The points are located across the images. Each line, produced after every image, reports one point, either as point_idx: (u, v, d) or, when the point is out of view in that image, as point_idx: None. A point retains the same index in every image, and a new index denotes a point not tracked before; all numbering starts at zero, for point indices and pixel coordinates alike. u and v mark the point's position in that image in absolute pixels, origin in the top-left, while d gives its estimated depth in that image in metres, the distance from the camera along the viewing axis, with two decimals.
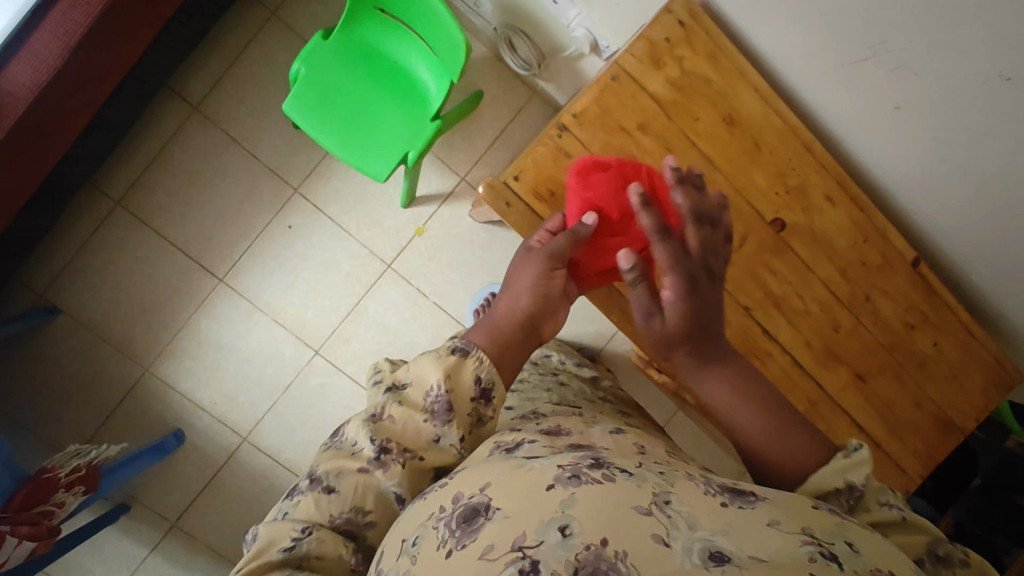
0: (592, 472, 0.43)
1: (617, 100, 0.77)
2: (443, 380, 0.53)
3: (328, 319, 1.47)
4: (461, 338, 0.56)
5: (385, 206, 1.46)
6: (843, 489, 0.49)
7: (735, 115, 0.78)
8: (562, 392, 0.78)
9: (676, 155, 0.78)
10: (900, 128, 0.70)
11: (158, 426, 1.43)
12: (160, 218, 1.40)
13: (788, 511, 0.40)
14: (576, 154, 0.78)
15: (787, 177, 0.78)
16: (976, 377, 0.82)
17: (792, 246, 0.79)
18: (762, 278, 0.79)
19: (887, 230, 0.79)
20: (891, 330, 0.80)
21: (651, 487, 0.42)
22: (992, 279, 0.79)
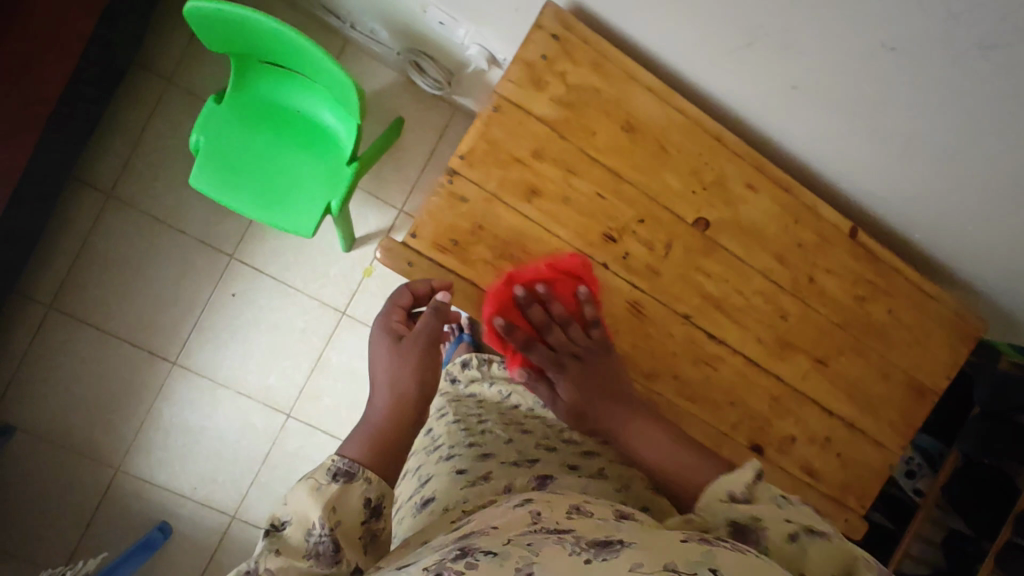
0: (454, 565, 0.46)
1: (504, 130, 0.73)
2: (325, 516, 0.55)
3: (293, 380, 1.43)
4: (344, 460, 0.59)
5: (327, 254, 1.41)
6: (729, 493, 0.53)
7: (634, 119, 0.74)
8: (517, 445, 0.88)
9: (580, 173, 0.74)
10: (802, 105, 0.66)
11: (140, 524, 1.38)
12: (97, 314, 1.34)
13: (651, 553, 0.43)
14: (472, 197, 0.75)
15: (701, 173, 0.74)
16: (938, 335, 0.78)
17: (720, 242, 0.75)
18: (696, 281, 0.75)
19: (818, 205, 0.74)
20: (843, 307, 0.76)
21: (515, 561, 0.44)
22: (932, 229, 0.76)
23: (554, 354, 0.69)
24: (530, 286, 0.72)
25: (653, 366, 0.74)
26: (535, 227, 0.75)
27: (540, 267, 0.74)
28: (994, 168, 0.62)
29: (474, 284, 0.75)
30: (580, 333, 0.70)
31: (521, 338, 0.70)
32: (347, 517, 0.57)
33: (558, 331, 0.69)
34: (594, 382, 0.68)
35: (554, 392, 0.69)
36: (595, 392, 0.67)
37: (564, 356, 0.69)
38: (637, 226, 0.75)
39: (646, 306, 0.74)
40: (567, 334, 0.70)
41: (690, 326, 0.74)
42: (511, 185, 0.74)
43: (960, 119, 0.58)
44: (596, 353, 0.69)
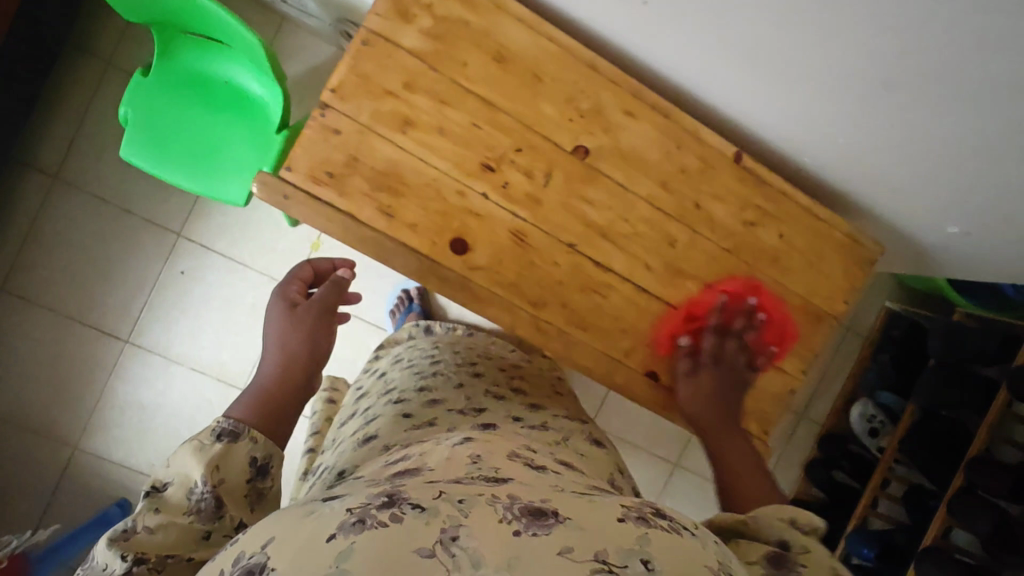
0: (380, 514, 0.43)
1: (375, 63, 0.73)
2: (206, 475, 0.59)
3: (246, 355, 1.45)
4: (228, 423, 0.63)
5: (272, 229, 1.43)
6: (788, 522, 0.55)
7: (505, 51, 0.75)
8: (463, 394, 0.94)
9: (453, 104, 0.75)
10: (662, 22, 0.70)
11: (99, 501, 1.41)
12: (48, 294, 1.36)
13: (585, 534, 0.43)
14: (346, 130, 0.74)
15: (577, 102, 0.75)
16: (833, 257, 0.79)
17: (602, 170, 0.76)
18: (580, 210, 0.76)
19: (699, 130, 0.75)
20: (731, 232, 0.77)
21: (440, 523, 0.43)
22: (815, 143, 0.79)
23: (716, 354, 0.77)
24: (761, 305, 0.78)
25: (536, 295, 0.75)
26: (411, 159, 0.75)
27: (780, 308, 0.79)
28: (853, 81, 0.66)
29: (347, 216, 0.73)
30: (743, 359, 0.78)
31: (716, 317, 0.78)
32: (230, 475, 0.61)
33: (731, 342, 0.77)
34: (714, 393, 0.75)
35: (683, 371, 0.77)
36: (717, 405, 0.74)
37: (720, 361, 0.77)
38: (514, 155, 0.75)
39: (530, 238, 0.75)
40: (733, 351, 0.77)
41: (577, 254, 0.76)
42: (386, 117, 0.74)
43: (795, 33, 0.63)
44: (740, 379, 0.77)
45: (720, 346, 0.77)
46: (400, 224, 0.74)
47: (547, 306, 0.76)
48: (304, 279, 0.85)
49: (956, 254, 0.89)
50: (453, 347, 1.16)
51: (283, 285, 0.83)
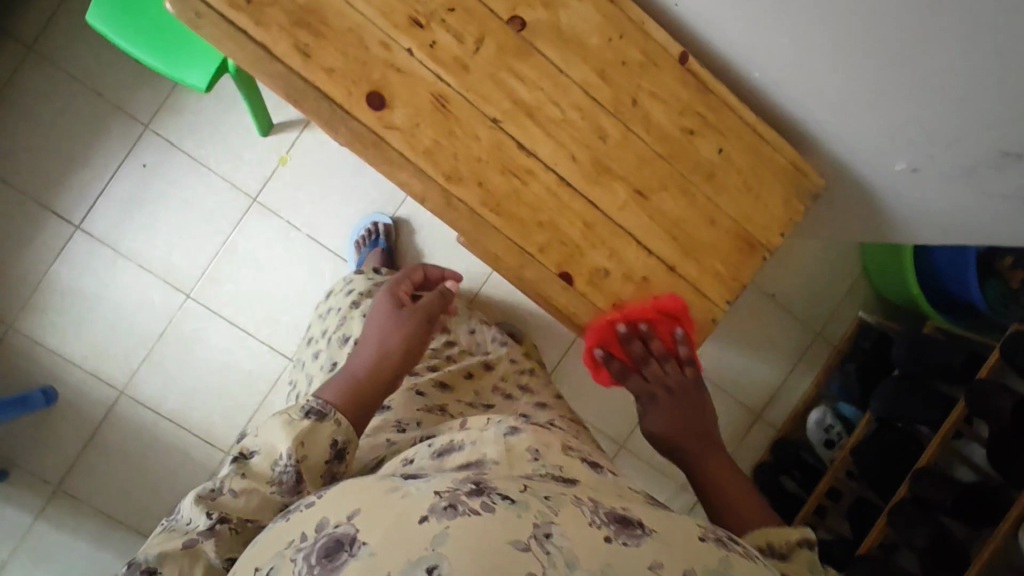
0: (471, 501, 0.49)
1: None
2: (293, 448, 0.62)
3: (197, 260, 1.43)
4: (317, 404, 0.67)
5: (242, 135, 1.41)
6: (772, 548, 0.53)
7: None
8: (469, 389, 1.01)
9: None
10: None
11: (24, 385, 1.38)
12: (4, 167, 1.35)
13: (670, 550, 0.48)
14: None
15: None
16: (773, 183, 0.75)
17: (537, 48, 0.69)
18: (508, 86, 0.69)
19: (646, 24, 0.70)
20: (667, 138, 0.72)
21: (533, 517, 0.49)
22: (772, 56, 0.73)
23: (647, 385, 0.73)
24: (632, 323, 0.74)
25: (452, 167, 0.69)
26: None
27: (647, 305, 0.74)
28: None
29: (258, 46, 0.64)
30: (675, 368, 0.73)
31: (616, 366, 0.74)
32: (312, 454, 0.63)
33: (655, 367, 0.73)
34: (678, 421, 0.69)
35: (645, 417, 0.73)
36: (679, 426, 0.69)
37: (656, 388, 0.72)
38: (446, 14, 0.67)
39: (450, 104, 0.68)
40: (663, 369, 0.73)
41: (500, 132, 0.69)
42: None
43: None
44: (688, 388, 0.72)
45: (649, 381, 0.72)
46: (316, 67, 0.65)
47: (462, 182, 0.69)
48: (404, 289, 0.93)
49: (913, 215, 0.84)
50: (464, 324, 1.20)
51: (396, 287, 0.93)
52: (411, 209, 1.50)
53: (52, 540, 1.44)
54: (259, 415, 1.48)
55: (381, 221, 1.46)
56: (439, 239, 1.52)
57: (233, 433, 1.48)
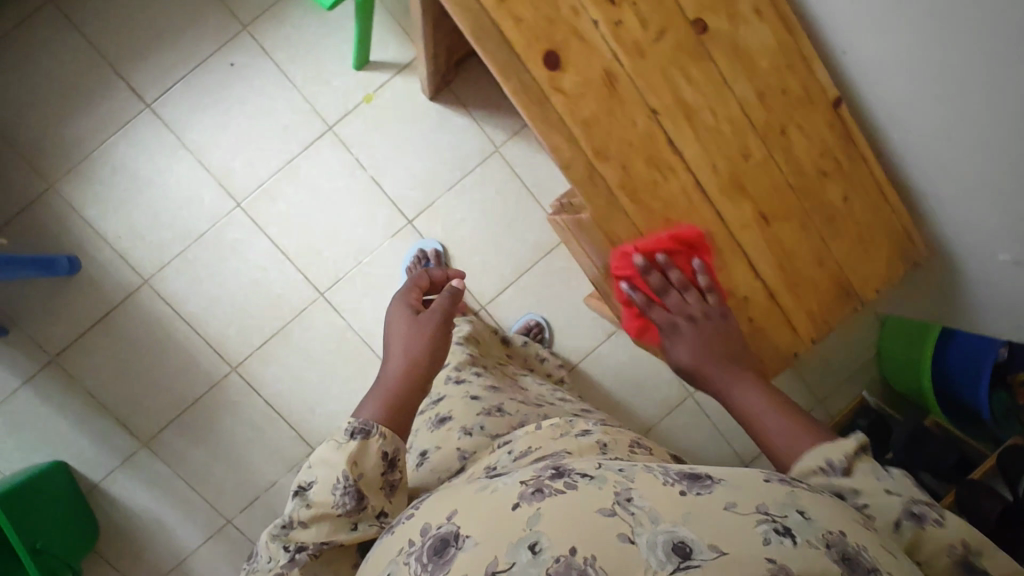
0: (555, 483, 0.53)
1: None
2: (350, 471, 0.67)
3: (257, 172, 1.40)
4: (359, 421, 0.70)
5: (336, 62, 1.40)
6: (825, 467, 0.53)
7: None
8: (525, 397, 1.11)
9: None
10: None
11: (48, 247, 1.34)
12: (91, 24, 1.30)
13: (740, 490, 0.49)
14: None
15: None
16: (882, 241, 0.78)
17: (711, 54, 0.71)
18: (675, 82, 0.71)
19: (814, 62, 0.73)
20: (802, 172, 0.75)
21: (613, 487, 0.51)
22: (916, 126, 0.77)
23: (671, 316, 0.69)
24: (649, 254, 0.72)
25: (603, 143, 0.70)
26: None
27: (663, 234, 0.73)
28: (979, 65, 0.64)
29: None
30: (697, 297, 0.70)
31: (639, 299, 0.72)
32: (368, 470, 0.69)
33: (677, 295, 0.70)
34: (703, 344, 0.67)
35: (669, 350, 0.70)
36: (711, 354, 0.66)
37: (679, 318, 0.69)
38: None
39: (618, 84, 0.69)
40: (684, 298, 0.70)
41: (655, 124, 0.71)
42: None
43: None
44: (715, 315, 0.69)
45: (673, 308, 0.70)
46: (508, 14, 0.66)
47: (609, 162, 0.71)
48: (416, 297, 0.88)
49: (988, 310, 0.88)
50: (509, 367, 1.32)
51: (405, 294, 0.89)
52: (478, 178, 1.50)
53: (34, 410, 1.39)
54: (276, 340, 1.46)
55: (431, 248, 1.49)
56: (496, 215, 1.52)
57: (245, 351, 1.46)
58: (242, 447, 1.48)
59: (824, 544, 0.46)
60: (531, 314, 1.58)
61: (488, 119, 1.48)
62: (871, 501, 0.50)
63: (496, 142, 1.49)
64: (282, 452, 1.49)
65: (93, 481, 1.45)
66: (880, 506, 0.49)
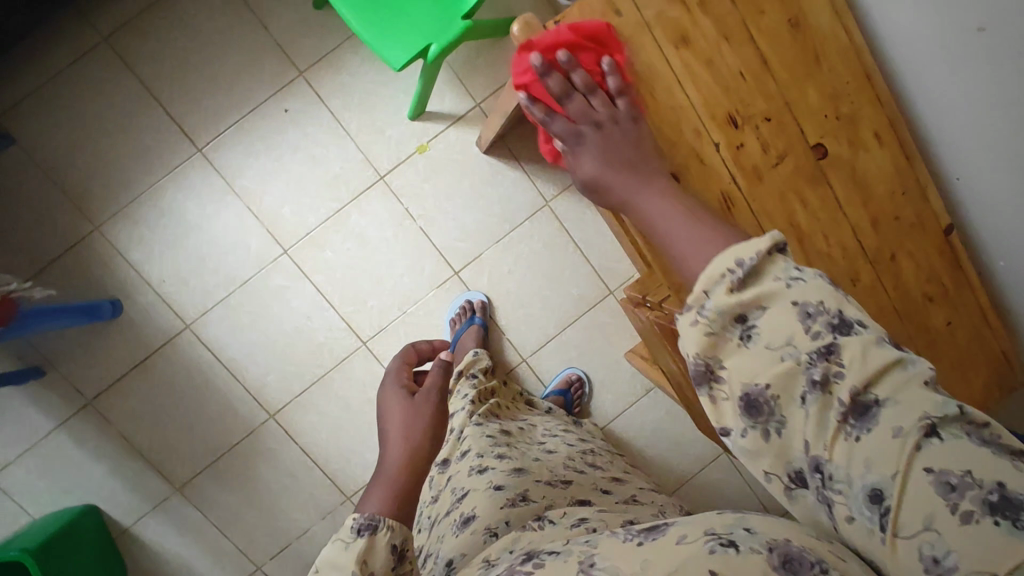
0: (524, 565, 0.52)
1: None
2: None
3: (305, 220, 1.38)
4: None
5: (391, 112, 1.38)
6: (730, 272, 0.47)
7: (802, 18, 0.69)
8: (547, 466, 0.92)
9: (734, 46, 0.69)
10: (970, 53, 0.64)
11: (90, 291, 1.31)
12: (147, 66, 1.28)
13: (694, 525, 0.48)
14: (627, 16, 0.68)
15: (840, 103, 0.71)
16: (981, 369, 0.79)
17: (829, 179, 0.71)
18: (791, 207, 0.70)
19: (929, 191, 0.74)
20: (911, 300, 0.75)
21: (577, 556, 0.50)
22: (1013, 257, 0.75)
23: (573, 124, 0.62)
24: (550, 55, 0.64)
25: None
26: (670, 75, 0.68)
27: (566, 32, 0.64)
28: None
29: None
30: (602, 102, 0.63)
31: (540, 111, 0.64)
32: None
33: (579, 98, 0.63)
34: (609, 150, 0.61)
35: (572, 164, 0.63)
36: (615, 162, 0.60)
37: (584, 127, 0.62)
38: (762, 122, 0.69)
39: (735, 206, 0.69)
40: (589, 103, 0.63)
41: None
42: (666, 25, 0.67)
43: None
44: (620, 123, 0.62)
45: (576, 112, 0.62)
46: None
47: None
48: None
49: None
50: (527, 426, 1.14)
51: None
52: (526, 231, 1.48)
53: (65, 453, 1.36)
54: (315, 388, 1.43)
55: (477, 299, 1.46)
56: (542, 268, 1.50)
57: (283, 398, 1.43)
58: (275, 495, 1.45)
59: (768, 551, 0.44)
60: (572, 368, 1.54)
61: (538, 173, 1.46)
62: (780, 322, 0.45)
63: (546, 196, 1.47)
64: (316, 500, 1.46)
65: (122, 526, 1.41)
66: (785, 378, 0.44)
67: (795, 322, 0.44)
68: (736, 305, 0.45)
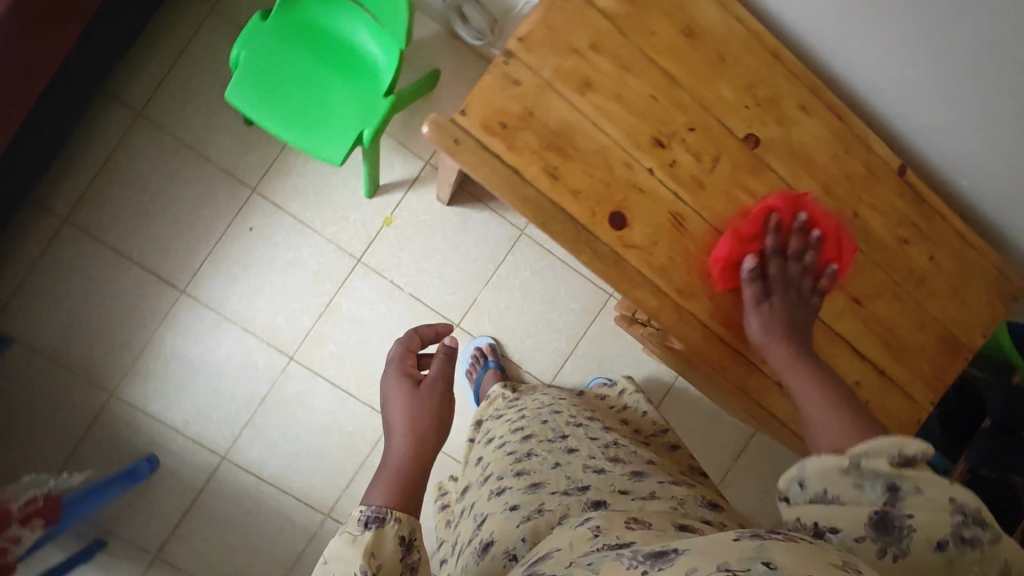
0: None
1: (564, 16, 0.74)
2: (366, 561, 0.57)
3: (300, 322, 1.41)
4: (372, 507, 0.60)
5: (348, 197, 1.41)
6: (896, 458, 0.49)
7: (694, 26, 0.77)
8: (567, 465, 0.84)
9: (637, 72, 0.76)
10: (861, 10, 0.76)
11: (126, 453, 1.35)
12: (112, 230, 1.33)
13: (705, 555, 0.42)
14: (526, 81, 0.73)
15: (756, 90, 0.78)
16: (979, 287, 0.85)
17: (769, 163, 0.79)
18: (740, 200, 0.78)
19: (868, 139, 0.81)
20: (887, 247, 0.82)
21: None
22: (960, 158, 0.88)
23: (775, 277, 0.76)
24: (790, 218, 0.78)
25: (684, 284, 0.77)
26: (585, 119, 0.74)
27: (831, 221, 0.79)
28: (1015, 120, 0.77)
29: (513, 169, 0.71)
30: (808, 283, 0.77)
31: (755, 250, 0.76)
32: (386, 557, 0.59)
33: (793, 265, 0.77)
34: (782, 317, 0.74)
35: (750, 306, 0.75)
36: (788, 329, 0.73)
37: (777, 285, 0.76)
38: (687, 133, 0.77)
39: (687, 222, 0.77)
40: (792, 272, 0.76)
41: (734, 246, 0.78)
42: (566, 74, 0.74)
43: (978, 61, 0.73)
44: (805, 304, 0.76)
45: (786, 271, 0.76)
46: (562, 187, 0.73)
47: (694, 299, 0.77)
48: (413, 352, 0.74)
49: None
50: (549, 415, 1.07)
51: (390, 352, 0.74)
52: (512, 264, 1.49)
53: None
54: (359, 477, 1.44)
55: (485, 343, 1.48)
56: (538, 294, 1.51)
57: (333, 495, 1.44)
58: None
59: None
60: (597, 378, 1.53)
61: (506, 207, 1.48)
62: (933, 499, 0.47)
63: (519, 225, 1.49)
64: None
65: None
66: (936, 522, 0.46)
67: (944, 500, 0.47)
68: (894, 473, 0.48)
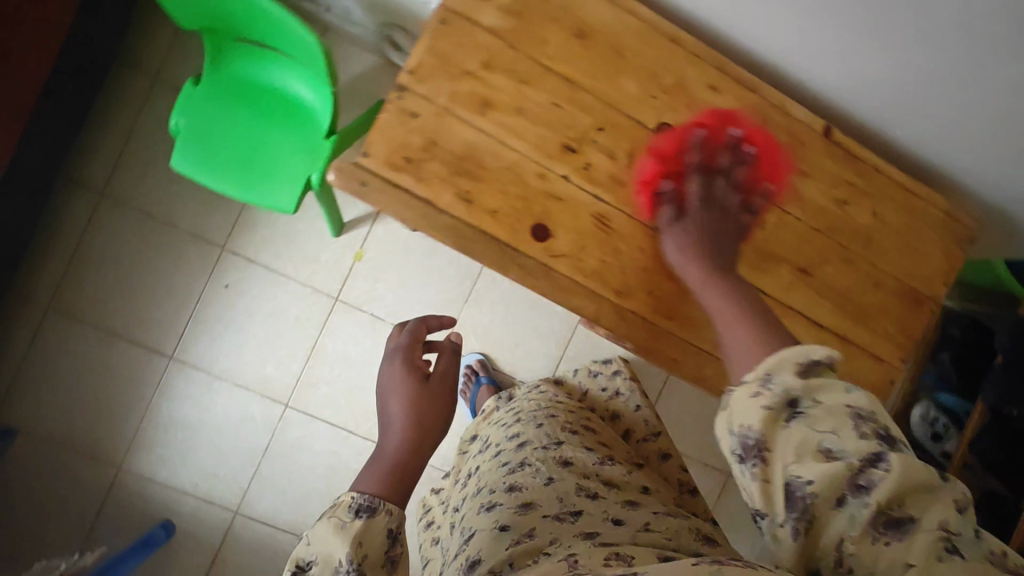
0: None
1: (451, 42, 0.83)
2: (351, 551, 0.55)
3: (289, 368, 1.42)
4: (364, 495, 0.59)
5: (316, 239, 1.42)
6: (804, 367, 0.51)
7: (585, 28, 0.86)
8: (561, 486, 0.82)
9: (534, 85, 0.85)
10: None
11: (142, 522, 1.38)
12: (94, 310, 1.36)
13: None
14: (424, 111, 0.82)
15: (661, 78, 0.88)
16: (924, 231, 0.93)
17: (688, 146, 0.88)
18: None
19: (785, 106, 0.89)
20: (825, 210, 0.90)
21: None
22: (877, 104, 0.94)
23: (699, 188, 0.83)
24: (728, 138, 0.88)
25: (621, 284, 0.85)
26: (488, 138, 0.83)
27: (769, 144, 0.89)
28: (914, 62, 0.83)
29: (425, 201, 0.80)
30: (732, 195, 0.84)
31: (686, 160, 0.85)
32: (371, 550, 0.57)
33: (720, 179, 0.84)
34: (699, 225, 0.80)
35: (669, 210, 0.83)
36: (703, 239, 0.78)
37: (702, 196, 0.83)
38: (597, 132, 0.86)
39: (611, 220, 0.85)
40: (719, 186, 0.84)
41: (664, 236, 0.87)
42: (464, 97, 0.83)
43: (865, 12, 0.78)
44: (726, 215, 0.83)
45: (710, 184, 0.83)
46: (480, 211, 0.82)
47: (630, 295, 0.85)
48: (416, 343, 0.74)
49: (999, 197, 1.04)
50: (545, 418, 1.05)
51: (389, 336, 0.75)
52: (488, 277, 1.49)
53: None
54: None
55: (474, 360, 1.47)
56: (519, 301, 1.51)
57: None
58: None
59: None
60: None
61: None
62: (836, 417, 0.49)
63: None
64: None
65: None
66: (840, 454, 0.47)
67: (847, 421, 0.48)
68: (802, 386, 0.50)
